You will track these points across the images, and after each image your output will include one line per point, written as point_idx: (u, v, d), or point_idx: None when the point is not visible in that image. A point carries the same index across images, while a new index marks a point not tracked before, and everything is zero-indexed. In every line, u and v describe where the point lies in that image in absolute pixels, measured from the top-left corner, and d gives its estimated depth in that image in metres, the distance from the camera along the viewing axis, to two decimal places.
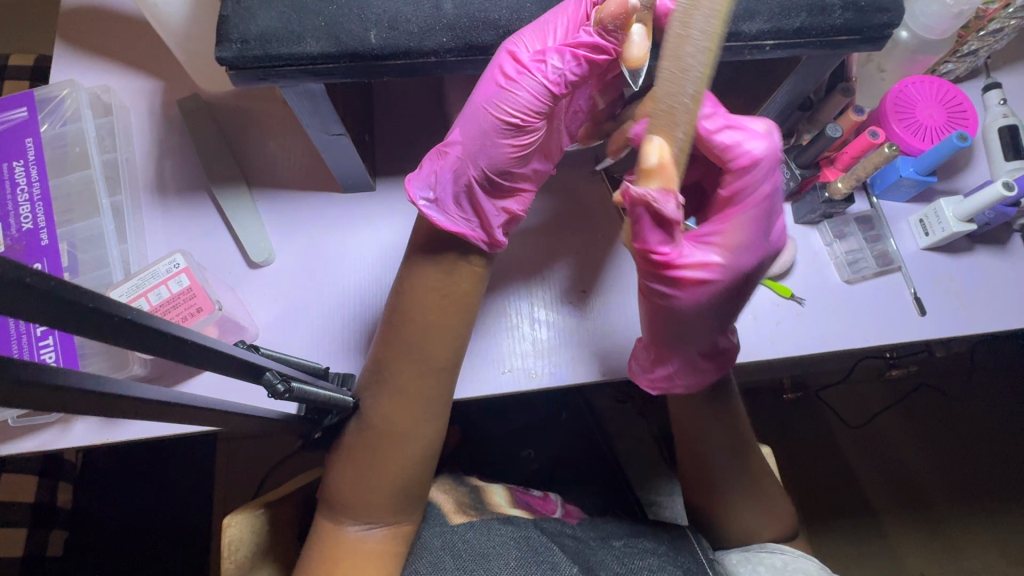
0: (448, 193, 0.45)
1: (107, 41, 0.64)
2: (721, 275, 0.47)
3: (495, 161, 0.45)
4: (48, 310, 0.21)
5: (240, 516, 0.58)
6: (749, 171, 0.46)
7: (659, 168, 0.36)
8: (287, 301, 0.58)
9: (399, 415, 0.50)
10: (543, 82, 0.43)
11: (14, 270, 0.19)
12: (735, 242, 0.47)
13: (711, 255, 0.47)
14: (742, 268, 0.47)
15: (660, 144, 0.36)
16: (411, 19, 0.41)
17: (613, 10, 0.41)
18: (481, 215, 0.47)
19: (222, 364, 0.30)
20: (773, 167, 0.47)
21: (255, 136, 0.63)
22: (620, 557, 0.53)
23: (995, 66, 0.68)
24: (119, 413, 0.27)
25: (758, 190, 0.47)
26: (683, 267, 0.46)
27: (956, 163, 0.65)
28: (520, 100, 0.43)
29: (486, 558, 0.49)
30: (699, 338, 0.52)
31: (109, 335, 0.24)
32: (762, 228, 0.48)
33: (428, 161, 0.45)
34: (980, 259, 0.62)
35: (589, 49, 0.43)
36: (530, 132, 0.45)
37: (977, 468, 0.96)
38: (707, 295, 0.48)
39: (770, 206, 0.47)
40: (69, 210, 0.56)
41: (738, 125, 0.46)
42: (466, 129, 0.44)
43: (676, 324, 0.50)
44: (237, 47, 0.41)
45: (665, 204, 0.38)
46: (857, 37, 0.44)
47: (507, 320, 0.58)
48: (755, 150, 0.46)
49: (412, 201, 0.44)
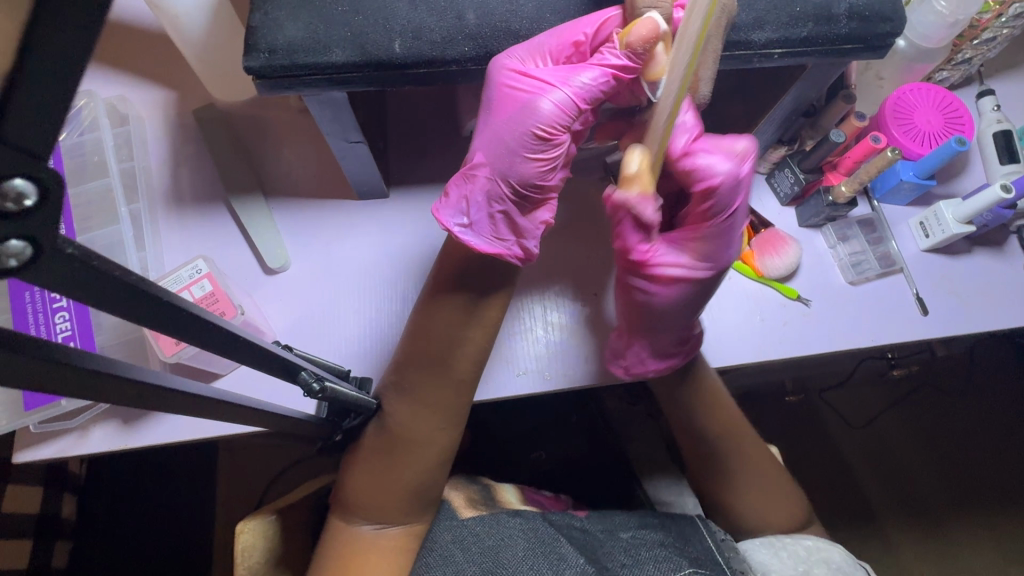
0: (481, 215, 0.45)
1: (122, 52, 0.65)
2: (696, 278, 0.51)
3: (526, 178, 0.45)
4: (124, 300, 0.22)
5: (251, 521, 0.57)
6: (710, 195, 0.48)
7: (638, 174, 0.44)
8: (303, 307, 0.58)
9: (416, 415, 0.51)
10: (566, 98, 0.44)
11: (106, 263, 0.21)
12: (703, 253, 0.51)
13: (684, 258, 0.52)
14: (711, 276, 0.52)
15: (640, 153, 0.43)
16: (434, 29, 0.42)
17: (644, 36, 0.41)
18: (515, 232, 0.47)
19: (263, 362, 0.32)
20: (739, 185, 0.47)
21: (270, 144, 0.64)
22: (626, 548, 0.52)
23: (988, 74, 0.70)
24: (164, 404, 0.28)
25: (727, 206, 0.48)
26: (654, 266, 0.51)
27: (954, 167, 0.67)
28: (545, 115, 0.43)
29: (495, 549, 0.49)
30: (671, 332, 0.55)
31: (170, 326, 0.25)
32: (730, 243, 0.51)
33: (455, 186, 0.45)
34: (978, 260, 0.64)
35: (616, 69, 0.43)
36: (557, 146, 0.45)
37: (974, 468, 0.98)
38: (676, 296, 0.52)
39: (736, 220, 0.50)
40: (88, 219, 0.56)
41: (712, 148, 0.47)
42: (492, 151, 0.44)
43: (648, 318, 0.55)
44: (265, 56, 0.42)
45: (644, 208, 0.45)
46: (861, 45, 0.46)
47: (521, 323, 0.59)
48: (718, 172, 0.47)
49: (446, 229, 0.44)
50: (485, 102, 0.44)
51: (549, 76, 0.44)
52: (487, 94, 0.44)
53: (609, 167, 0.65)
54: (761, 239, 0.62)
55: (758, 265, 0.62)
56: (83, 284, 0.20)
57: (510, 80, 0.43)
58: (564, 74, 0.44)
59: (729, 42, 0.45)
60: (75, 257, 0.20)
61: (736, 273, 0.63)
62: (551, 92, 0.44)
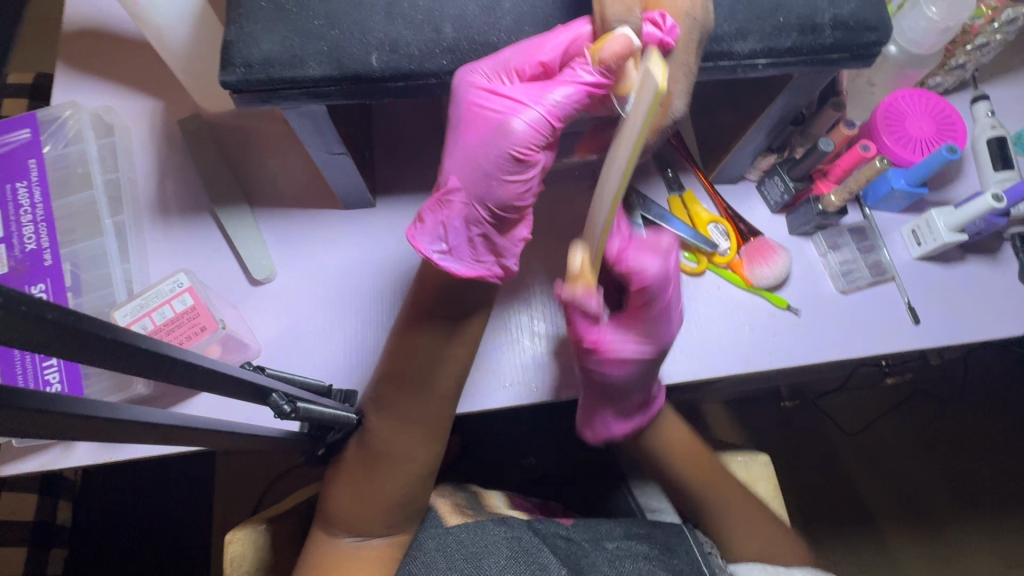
0: (460, 240, 0.45)
1: (108, 63, 0.65)
2: (648, 354, 0.53)
3: (502, 200, 0.44)
4: (64, 340, 0.21)
5: (241, 532, 0.59)
6: (643, 293, 0.48)
7: (580, 272, 0.42)
8: (289, 318, 0.58)
9: (400, 426, 0.50)
10: (540, 117, 0.43)
11: (38, 305, 0.20)
12: (648, 335, 0.52)
13: (630, 338, 0.53)
14: (657, 355, 0.53)
15: (582, 252, 0.42)
16: (411, 42, 0.42)
17: (617, 52, 0.40)
18: (494, 253, 0.47)
19: (230, 386, 0.31)
20: (668, 283, 0.48)
21: (256, 154, 0.63)
22: (611, 560, 0.52)
23: (983, 79, 0.69)
24: (130, 437, 0.28)
25: (664, 296, 0.49)
26: (605, 351, 0.53)
27: (947, 173, 0.66)
28: (519, 136, 0.43)
29: (477, 557, 0.49)
30: (632, 399, 0.59)
31: (121, 362, 0.24)
32: (672, 320, 0.52)
33: (431, 212, 0.44)
34: (972, 268, 0.63)
35: (591, 86, 0.43)
36: (533, 166, 0.45)
37: (973, 473, 0.97)
38: (629, 374, 0.54)
39: (672, 302, 0.50)
40: (72, 231, 0.56)
41: (644, 244, 0.48)
42: (467, 174, 0.44)
43: (607, 392, 0.58)
44: (241, 71, 0.41)
45: (588, 302, 0.43)
46: (846, 55, 0.45)
47: (508, 334, 0.59)
48: (648, 273, 0.47)
49: (425, 256, 0.44)
50: (456, 125, 0.44)
51: (521, 96, 0.43)
52: (458, 116, 0.44)
53: (597, 175, 0.65)
54: (751, 248, 0.61)
55: (747, 274, 0.61)
56: (14, 326, 0.20)
57: (481, 101, 0.42)
58: (536, 93, 0.43)
59: (711, 53, 0.44)
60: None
61: (725, 282, 0.62)
62: (524, 112, 0.43)
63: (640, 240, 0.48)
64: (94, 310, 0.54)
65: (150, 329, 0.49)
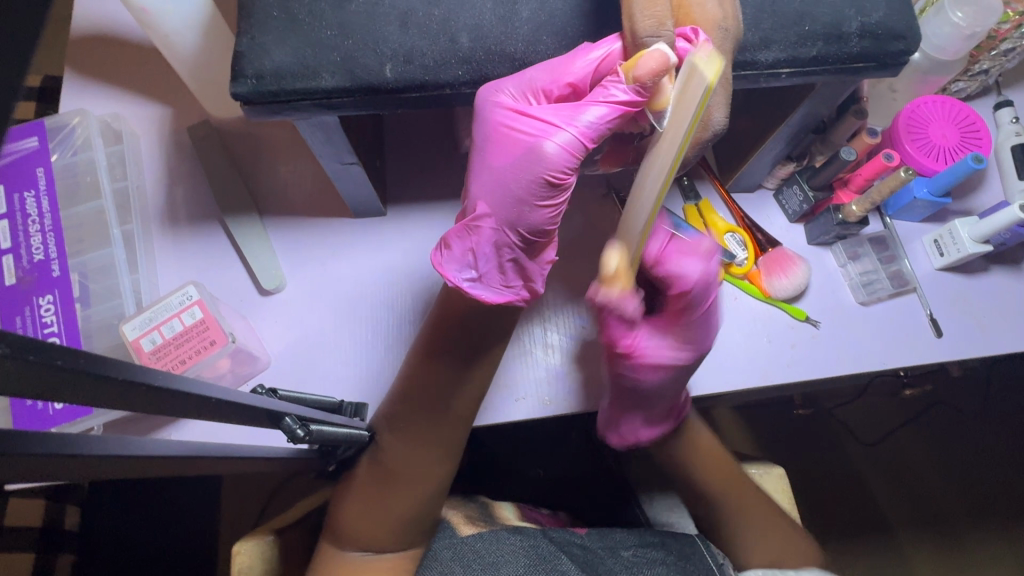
0: (489, 266, 0.43)
1: (117, 69, 0.64)
2: (687, 360, 0.50)
3: (534, 225, 0.43)
4: (71, 384, 0.20)
5: (249, 542, 0.57)
6: (685, 296, 0.47)
7: (618, 274, 0.41)
8: (299, 328, 0.57)
9: (413, 440, 0.49)
10: (572, 138, 0.42)
11: (46, 353, 0.19)
12: (684, 340, 0.50)
13: (667, 343, 0.50)
14: (692, 363, 0.51)
15: (618, 252, 0.40)
16: (426, 53, 0.41)
17: (653, 68, 0.38)
18: (523, 277, 0.45)
19: (240, 414, 0.30)
20: (711, 288, 0.46)
21: (266, 161, 0.63)
22: (628, 566, 0.51)
23: (1006, 84, 0.68)
24: (135, 469, 0.27)
25: (706, 298, 0.47)
26: (638, 358, 0.51)
27: (970, 182, 0.65)
28: (552, 159, 0.42)
29: (495, 566, 0.48)
30: (662, 404, 0.56)
31: (128, 400, 0.23)
32: (711, 326, 0.50)
33: (458, 239, 0.43)
34: (995, 279, 0.61)
35: (625, 105, 0.41)
36: (565, 189, 0.44)
37: (991, 483, 0.95)
38: (661, 380, 0.52)
39: (712, 308, 0.48)
40: (80, 241, 0.56)
41: (682, 246, 0.46)
42: (496, 200, 0.42)
43: (635, 395, 0.54)
44: (252, 82, 0.41)
45: (625, 305, 0.42)
46: (873, 64, 0.44)
47: (521, 347, 0.58)
48: (689, 275, 0.46)
49: (454, 285, 0.43)
50: (485, 148, 0.43)
51: (552, 118, 0.42)
52: (487, 138, 0.42)
53: (611, 183, 0.64)
54: (769, 258, 0.60)
55: (765, 286, 0.60)
56: (15, 376, 0.19)
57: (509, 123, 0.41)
58: (568, 114, 0.42)
59: (734, 63, 0.43)
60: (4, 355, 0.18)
61: (742, 293, 0.61)
62: (556, 134, 0.42)
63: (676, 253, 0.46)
64: (103, 322, 0.53)
65: (159, 343, 0.49)
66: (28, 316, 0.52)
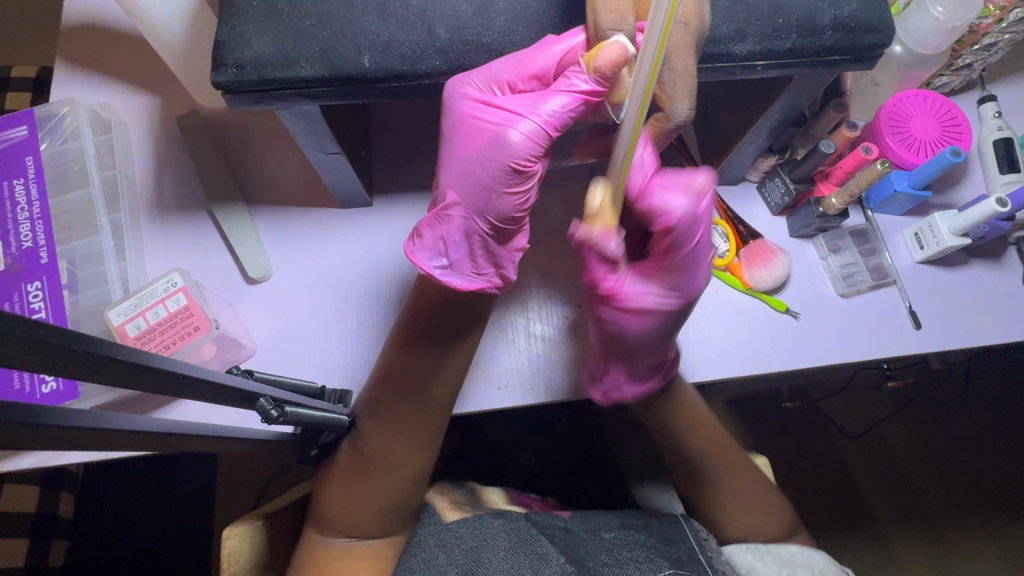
0: (461, 254, 0.44)
1: (107, 59, 0.65)
2: (671, 303, 0.48)
3: (502, 212, 0.44)
4: (37, 356, 0.21)
5: (238, 527, 0.57)
6: (669, 232, 0.43)
7: (600, 211, 0.44)
8: (285, 316, 0.58)
9: (395, 428, 0.50)
10: (537, 127, 0.43)
11: (10, 324, 0.20)
12: (670, 285, 0.47)
13: (651, 288, 0.48)
14: (682, 307, 0.48)
15: (602, 189, 0.44)
16: (404, 43, 0.42)
17: (613, 60, 0.39)
18: (494, 264, 0.46)
19: (215, 394, 0.31)
20: (699, 222, 0.43)
21: (254, 151, 0.63)
22: (609, 548, 0.52)
23: (990, 79, 0.68)
24: (109, 445, 0.28)
25: (689, 245, 0.44)
26: (620, 294, 0.49)
27: (952, 176, 0.65)
28: (517, 148, 0.43)
29: (477, 550, 0.49)
30: (647, 360, 0.54)
31: (98, 373, 0.24)
32: (701, 268, 0.46)
33: (429, 227, 0.43)
34: (976, 273, 0.62)
35: (586, 94, 0.42)
36: (532, 177, 0.44)
37: (976, 476, 0.96)
38: (647, 327, 0.50)
39: (700, 254, 0.45)
40: (68, 228, 0.56)
41: (673, 178, 0.43)
42: (464, 188, 0.43)
43: (621, 347, 0.53)
44: (232, 71, 0.41)
45: (607, 243, 0.45)
46: (848, 57, 0.45)
47: (505, 336, 0.58)
48: (673, 210, 0.42)
49: (426, 273, 0.43)
50: (452, 137, 0.44)
51: (517, 107, 0.43)
52: (454, 128, 0.43)
53: (596, 175, 0.64)
54: (751, 250, 0.61)
55: (747, 277, 0.60)
56: None
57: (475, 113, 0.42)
58: (532, 104, 0.43)
59: (708, 55, 0.43)
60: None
61: (724, 285, 0.61)
62: (520, 123, 0.43)
63: (671, 175, 0.43)
64: (90, 308, 0.54)
65: (144, 329, 0.49)
66: (16, 302, 0.53)
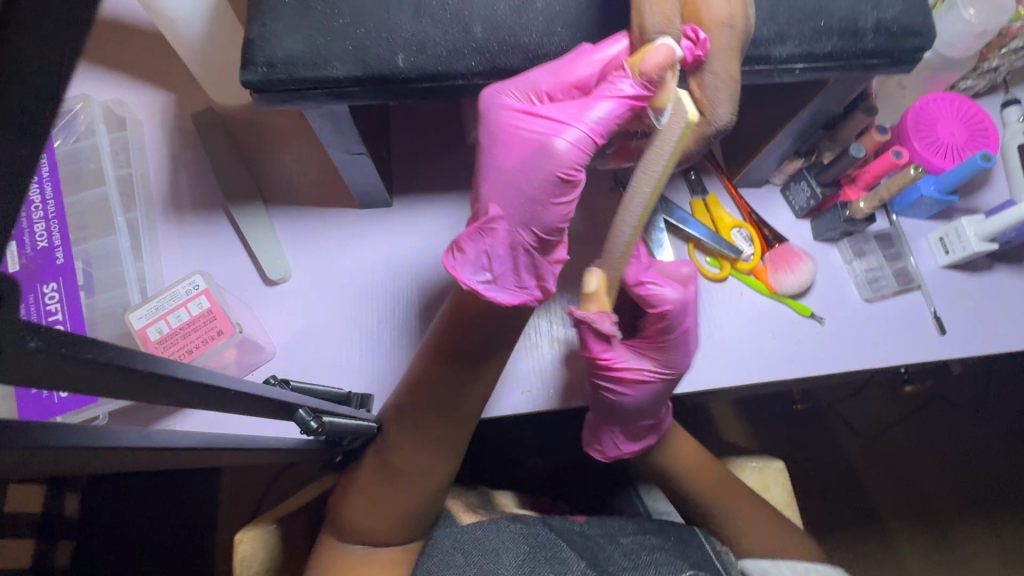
0: (505, 267, 0.43)
1: (120, 54, 0.63)
2: (666, 375, 0.53)
3: (547, 224, 0.43)
4: (90, 376, 0.20)
5: (251, 531, 0.57)
6: (663, 317, 0.51)
7: (595, 293, 0.47)
8: (304, 319, 0.57)
9: (417, 435, 0.50)
10: (582, 134, 0.42)
11: (67, 344, 0.19)
12: (667, 359, 0.53)
13: (646, 365, 0.53)
14: (671, 381, 0.54)
15: (632, 197, 0.41)
16: (439, 43, 0.41)
17: (659, 62, 0.39)
18: (537, 276, 0.45)
19: (255, 407, 0.30)
20: (687, 311, 0.51)
21: (271, 149, 0.62)
22: (626, 552, 0.52)
23: (1014, 83, 0.68)
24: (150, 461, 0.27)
25: (679, 324, 0.51)
26: (618, 372, 0.52)
27: (975, 181, 0.65)
28: (564, 157, 0.42)
29: (496, 553, 0.48)
30: (643, 421, 0.56)
31: (147, 391, 0.23)
32: (687, 348, 0.53)
33: (471, 241, 0.42)
34: (999, 278, 0.62)
35: (632, 99, 0.41)
36: (576, 186, 0.43)
37: (984, 480, 0.96)
38: (644, 397, 0.54)
39: (688, 335, 0.52)
40: (83, 228, 0.55)
41: (661, 279, 0.51)
42: (508, 200, 0.42)
43: (615, 415, 0.55)
44: (262, 70, 0.40)
45: (602, 322, 0.48)
46: (887, 60, 0.44)
47: (527, 339, 0.58)
48: (669, 300, 0.50)
49: (470, 288, 0.42)
50: (495, 148, 0.43)
51: (560, 116, 0.42)
52: (494, 139, 0.42)
53: (619, 177, 0.64)
54: (775, 254, 0.60)
55: (771, 281, 0.60)
56: (46, 368, 0.19)
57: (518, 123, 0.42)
58: (575, 111, 0.42)
59: (748, 57, 0.43)
60: (38, 349, 0.18)
61: (748, 288, 0.61)
62: (565, 132, 0.42)
63: (658, 272, 0.52)
64: (107, 310, 0.53)
65: (164, 333, 0.48)
66: (32, 303, 0.52)
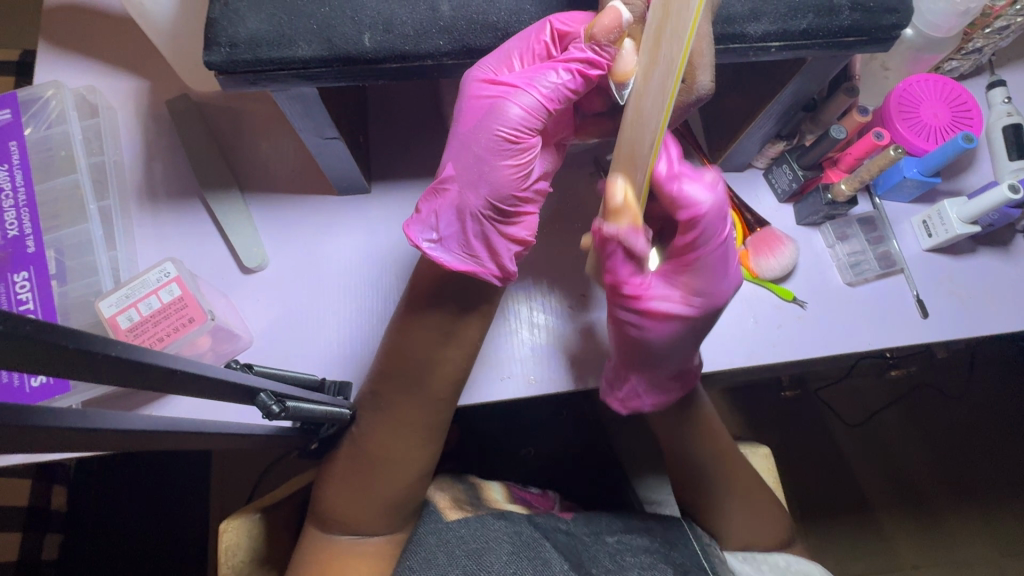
0: (451, 230, 0.43)
1: (92, 40, 0.62)
2: (693, 305, 0.49)
3: (497, 189, 0.42)
4: (29, 352, 0.20)
5: (235, 521, 0.56)
6: (695, 224, 0.44)
7: (625, 208, 0.41)
8: (282, 307, 0.56)
9: (393, 423, 0.49)
10: (535, 100, 0.42)
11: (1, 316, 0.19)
12: (697, 283, 0.48)
13: (676, 292, 0.49)
14: (704, 314, 0.49)
15: (623, 185, 0.41)
16: (406, 21, 0.40)
17: (607, 24, 0.40)
18: (488, 246, 0.44)
19: (214, 391, 0.29)
20: (721, 218, 0.45)
21: (247, 136, 0.61)
22: (612, 554, 0.51)
23: (999, 64, 0.67)
24: (105, 445, 0.26)
25: (715, 237, 0.45)
26: (646, 301, 0.49)
27: (959, 163, 0.65)
28: (512, 119, 0.41)
29: (479, 553, 0.47)
30: (668, 366, 0.53)
31: (95, 372, 0.22)
32: (725, 274, 0.47)
33: (425, 202, 0.43)
34: (983, 261, 0.61)
35: (582, 64, 0.41)
36: (528, 151, 0.43)
37: (973, 464, 0.97)
38: (671, 332, 0.50)
39: (724, 252, 0.46)
40: (55, 217, 0.54)
41: (688, 176, 0.44)
42: (459, 162, 0.42)
43: (641, 357, 0.52)
44: (226, 51, 0.39)
45: (633, 240, 0.43)
46: (864, 38, 0.43)
47: (507, 326, 0.57)
48: (701, 202, 0.44)
49: (414, 245, 0.42)
50: (455, 114, 0.43)
51: (516, 79, 0.41)
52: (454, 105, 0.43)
53: (600, 162, 0.63)
54: (758, 238, 0.60)
55: (753, 266, 0.59)
56: None
57: (477, 86, 0.41)
58: (531, 76, 0.41)
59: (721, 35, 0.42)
60: None
61: None
62: (518, 95, 0.41)
63: (684, 169, 0.44)
64: (80, 299, 0.52)
65: (136, 320, 0.48)
66: (4, 291, 0.51)
